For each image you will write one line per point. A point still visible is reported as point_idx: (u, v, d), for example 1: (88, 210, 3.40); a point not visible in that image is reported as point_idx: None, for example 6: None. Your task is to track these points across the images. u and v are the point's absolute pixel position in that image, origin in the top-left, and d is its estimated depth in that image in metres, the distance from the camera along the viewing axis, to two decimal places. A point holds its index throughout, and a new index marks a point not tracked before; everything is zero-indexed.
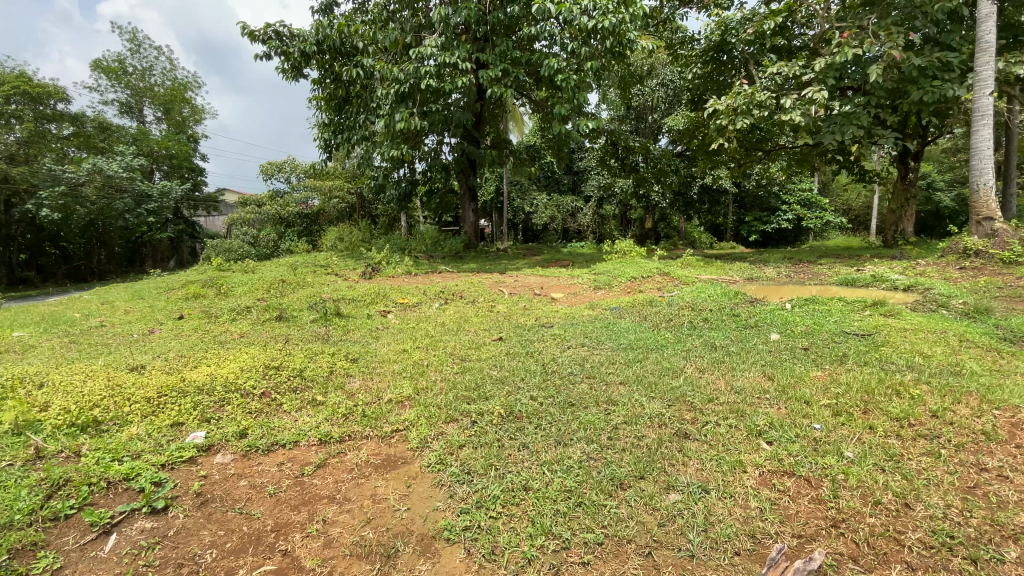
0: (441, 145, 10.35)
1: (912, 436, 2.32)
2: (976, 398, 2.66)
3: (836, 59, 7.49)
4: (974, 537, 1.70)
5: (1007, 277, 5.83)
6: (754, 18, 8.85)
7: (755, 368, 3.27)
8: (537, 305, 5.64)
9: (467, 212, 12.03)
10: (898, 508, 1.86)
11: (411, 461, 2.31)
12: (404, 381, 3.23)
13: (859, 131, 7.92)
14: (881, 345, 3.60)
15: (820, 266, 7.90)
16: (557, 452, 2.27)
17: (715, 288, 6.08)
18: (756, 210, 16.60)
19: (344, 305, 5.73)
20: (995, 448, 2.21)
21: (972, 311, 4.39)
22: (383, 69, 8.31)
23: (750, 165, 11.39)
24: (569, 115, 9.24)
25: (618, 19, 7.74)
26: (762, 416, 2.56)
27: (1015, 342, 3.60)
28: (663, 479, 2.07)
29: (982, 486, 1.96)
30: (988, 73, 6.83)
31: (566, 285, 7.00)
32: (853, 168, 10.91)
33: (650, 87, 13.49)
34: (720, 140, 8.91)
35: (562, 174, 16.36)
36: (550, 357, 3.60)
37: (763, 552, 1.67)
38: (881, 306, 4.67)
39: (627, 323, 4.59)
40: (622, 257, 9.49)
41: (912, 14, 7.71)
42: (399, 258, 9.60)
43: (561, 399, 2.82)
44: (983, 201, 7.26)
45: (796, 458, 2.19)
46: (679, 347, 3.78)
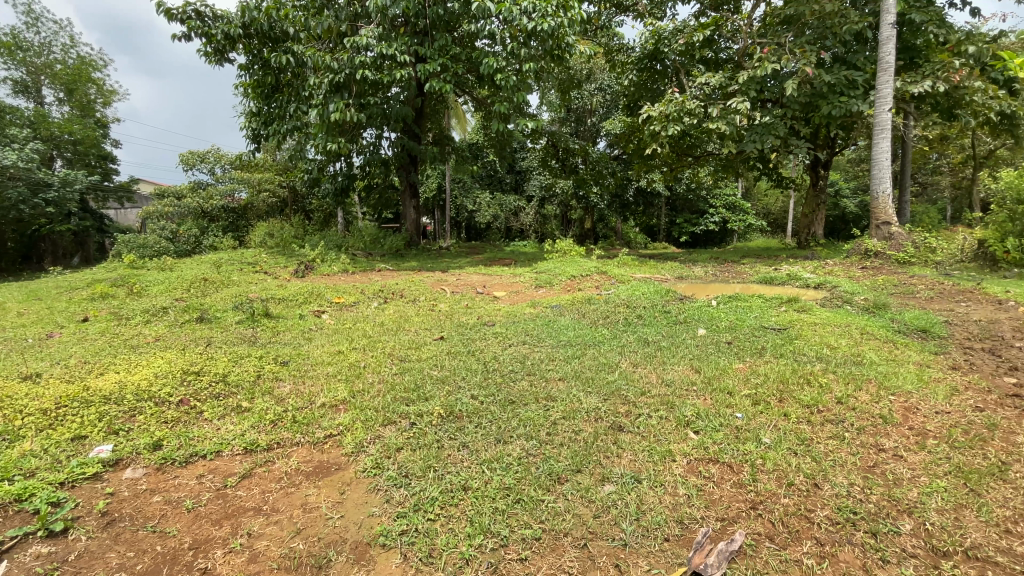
0: (380, 139, 10.06)
1: (820, 422, 2.54)
2: (874, 384, 2.97)
3: (758, 72, 8.12)
4: (874, 512, 1.88)
5: (900, 276, 6.52)
6: (685, 30, 9.33)
7: (684, 361, 3.45)
8: (479, 304, 5.57)
9: (407, 208, 11.80)
10: (808, 488, 2.02)
11: (345, 466, 2.23)
12: (338, 384, 3.10)
13: (777, 141, 8.57)
14: (795, 338, 3.91)
15: (742, 266, 8.44)
16: (496, 450, 2.27)
17: (649, 286, 6.32)
18: (686, 213, 17.48)
19: (274, 305, 5.42)
20: (891, 430, 2.46)
21: (872, 306, 4.87)
22: (316, 57, 7.95)
23: (681, 170, 11.95)
24: (509, 113, 9.28)
25: (557, 22, 7.88)
26: (690, 407, 2.70)
27: (907, 334, 4.03)
28: (598, 471, 2.12)
29: (880, 465, 2.18)
30: (887, 92, 7.58)
31: (509, 284, 7.01)
32: (772, 175, 11.71)
33: (589, 91, 13.77)
34: (653, 145, 9.26)
35: (505, 173, 16.44)
36: (491, 355, 3.58)
37: (690, 536, 1.77)
38: (796, 303, 5.07)
39: (568, 320, 4.65)
40: (563, 256, 9.57)
41: (823, 34, 8.44)
42: (335, 255, 9.18)
43: (502, 397, 2.82)
44: (881, 207, 7.99)
45: (719, 446, 2.32)
46: (615, 343, 3.91)
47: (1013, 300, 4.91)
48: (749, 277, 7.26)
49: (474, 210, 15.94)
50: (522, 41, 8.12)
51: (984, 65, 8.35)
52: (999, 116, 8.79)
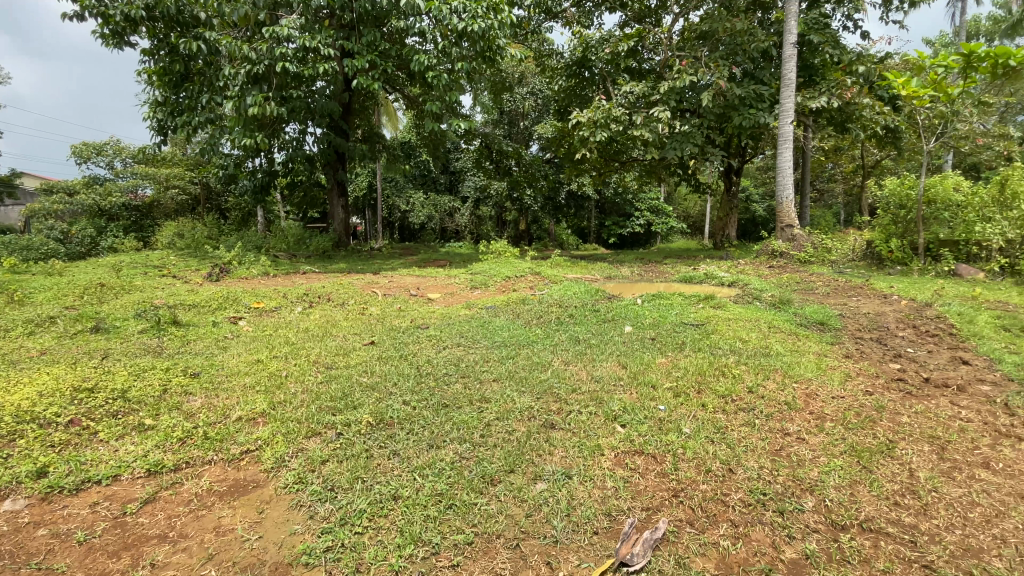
0: (304, 134, 9.57)
1: (734, 410, 2.73)
2: (780, 373, 3.25)
3: (677, 83, 8.66)
4: (781, 492, 2.05)
5: (801, 274, 7.18)
6: (610, 39, 9.71)
7: (612, 358, 3.57)
8: (412, 307, 5.46)
9: (334, 207, 11.32)
10: (724, 473, 2.17)
11: (264, 483, 2.09)
12: (257, 396, 2.89)
13: (695, 149, 9.15)
14: (711, 333, 4.18)
15: (665, 266, 8.91)
16: (429, 455, 2.23)
17: (580, 286, 6.51)
18: (614, 215, 18.19)
19: (183, 312, 4.99)
20: (795, 416, 2.70)
21: (777, 302, 5.32)
22: (230, 46, 7.42)
23: (609, 174, 12.42)
24: (441, 113, 9.18)
25: (487, 24, 7.89)
26: (618, 402, 2.80)
27: (808, 326, 4.45)
28: (531, 470, 2.14)
29: (786, 448, 2.38)
30: (790, 106, 8.29)
31: (442, 285, 6.93)
32: (691, 180, 12.47)
33: (520, 94, 13.92)
34: (583, 150, 9.53)
35: (438, 174, 16.25)
36: (424, 359, 3.52)
37: (617, 527, 1.83)
38: (712, 300, 5.43)
39: (502, 321, 4.68)
40: (497, 258, 9.60)
41: (734, 51, 9.12)
42: (254, 257, 8.62)
43: (435, 401, 2.78)
44: (785, 211, 8.74)
45: (644, 438, 2.43)
46: (548, 342, 3.97)
47: (895, 294, 5.55)
48: (671, 276, 7.69)
49: (407, 210, 15.62)
50: (453, 40, 8.07)
51: (871, 85, 9.34)
52: (881, 132, 9.91)
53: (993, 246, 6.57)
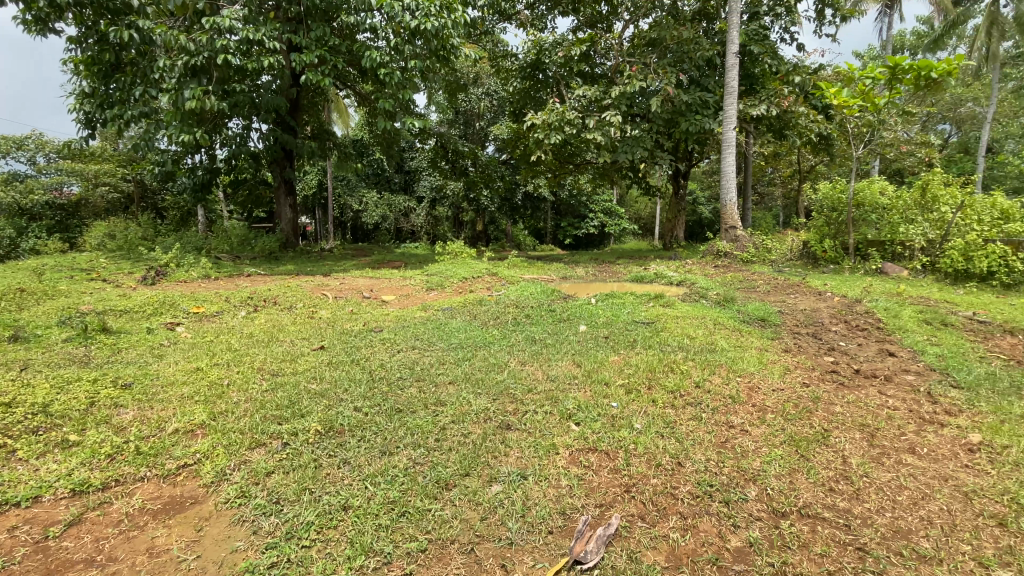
0: (249, 130, 9.15)
1: (682, 405, 2.83)
2: (725, 368, 3.39)
3: (628, 89, 8.89)
4: (726, 482, 2.14)
5: (744, 273, 7.52)
6: (563, 43, 9.85)
7: (567, 357, 3.62)
8: (364, 310, 5.33)
9: (282, 207, 10.89)
10: (673, 467, 2.23)
11: (203, 499, 1.98)
12: (196, 406, 2.73)
13: (645, 153, 9.43)
14: (661, 330, 4.31)
15: (619, 266, 9.12)
16: (381, 462, 2.18)
17: (536, 286, 6.56)
18: (569, 217, 18.46)
19: (113, 318, 4.64)
20: (739, 408, 2.83)
21: (722, 300, 5.56)
22: (166, 35, 6.98)
23: (564, 176, 12.60)
24: (394, 111, 9.00)
25: (441, 23, 7.81)
26: (572, 400, 2.83)
27: (751, 323, 4.67)
28: (486, 473, 2.13)
29: (731, 440, 2.48)
30: (732, 113, 8.68)
31: (396, 287, 6.80)
32: (643, 183, 12.84)
33: (476, 94, 13.86)
34: (538, 151, 9.61)
35: (392, 173, 15.95)
36: (377, 363, 3.44)
37: (571, 526, 1.85)
38: (661, 298, 5.60)
39: (458, 322, 4.64)
40: (453, 258, 9.51)
41: (681, 58, 9.46)
42: (194, 259, 8.15)
43: (388, 406, 2.72)
44: (729, 213, 9.15)
45: (598, 435, 2.47)
46: (504, 343, 3.97)
47: (829, 291, 5.92)
48: (624, 276, 7.88)
49: (360, 210, 15.24)
50: (406, 38, 7.92)
51: (807, 93, 9.80)
52: (815, 139, 10.56)
53: (913, 246, 7.12)
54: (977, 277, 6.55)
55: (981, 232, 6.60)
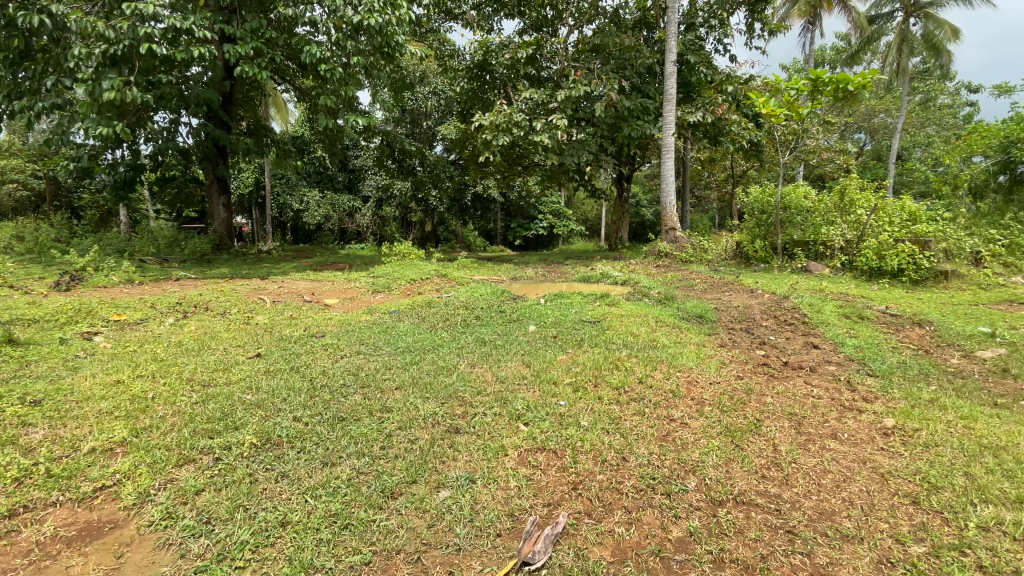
0: (177, 125, 8.57)
1: (627, 401, 2.91)
2: (666, 364, 3.52)
3: (573, 93, 9.07)
4: (668, 475, 2.22)
5: (684, 272, 7.86)
6: (510, 45, 9.92)
7: (516, 357, 3.63)
8: (306, 314, 5.12)
9: (215, 206, 10.29)
10: (618, 462, 2.29)
11: (125, 522, 1.83)
12: (116, 422, 2.52)
13: (591, 155, 9.66)
14: (607, 329, 4.42)
15: (566, 267, 9.28)
16: (323, 474, 2.09)
17: (485, 287, 6.56)
18: (519, 218, 18.60)
19: (19, 328, 4.21)
20: (680, 402, 2.94)
21: (664, 298, 5.79)
22: (79, 20, 6.40)
23: (513, 177, 12.68)
24: (337, 108, 8.71)
25: (385, 19, 7.64)
26: (521, 401, 2.84)
27: (690, 320, 4.89)
28: (433, 479, 2.10)
29: (672, 434, 2.58)
30: (671, 119, 9.05)
31: (341, 290, 6.59)
32: (589, 185, 13.13)
33: (422, 93, 13.65)
34: (486, 152, 9.62)
35: (336, 172, 15.46)
36: (319, 370, 3.31)
37: (519, 527, 1.86)
38: (607, 297, 5.75)
39: (405, 326, 4.55)
40: (401, 260, 9.33)
41: (623, 65, 9.77)
42: (116, 263, 7.54)
43: (330, 415, 2.62)
44: (669, 215, 9.53)
45: (546, 434, 2.49)
46: (453, 345, 3.94)
47: (760, 288, 6.29)
48: (572, 276, 8.03)
49: (302, 210, 14.65)
50: (349, 33, 7.69)
51: (739, 103, 10.40)
52: (747, 146, 11.21)
53: (834, 246, 7.70)
54: (889, 274, 7.17)
55: (891, 232, 7.23)
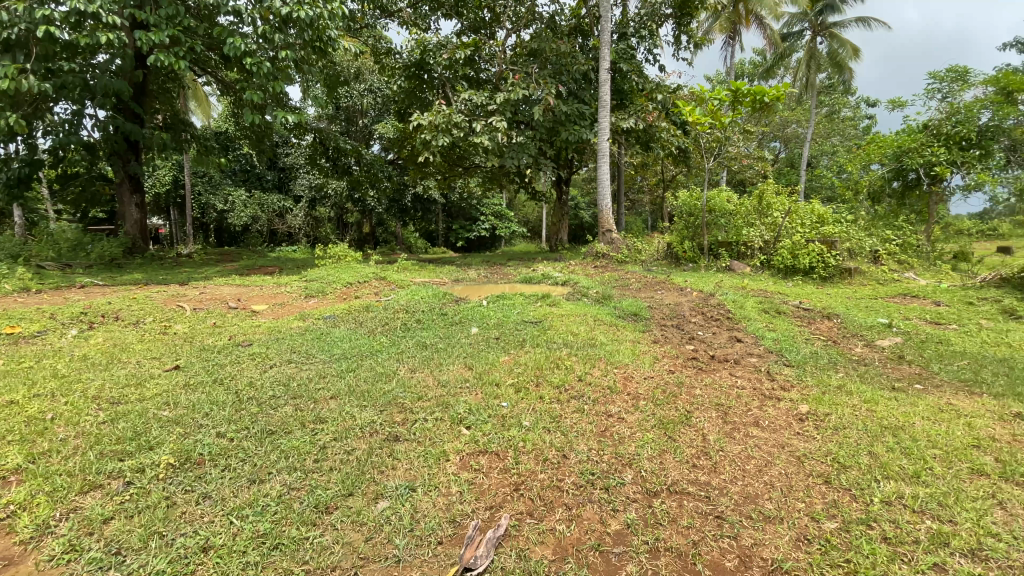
0: (80, 116, 7.79)
1: (567, 399, 2.97)
2: (605, 361, 3.63)
3: (511, 96, 9.15)
4: (606, 469, 2.28)
5: (621, 272, 8.15)
6: (447, 45, 9.86)
7: (458, 360, 3.60)
8: (231, 322, 4.80)
9: (127, 206, 9.44)
10: (559, 460, 2.33)
11: (17, 560, 1.63)
12: (6, 448, 2.24)
13: (530, 158, 9.79)
14: (548, 329, 4.49)
15: (508, 268, 9.34)
16: (251, 492, 1.97)
17: (426, 290, 6.46)
18: (460, 219, 18.51)
19: None
20: (617, 398, 3.04)
21: (602, 298, 5.96)
22: None
23: (453, 178, 12.60)
24: (266, 103, 8.26)
25: (316, 13, 7.35)
26: (463, 404, 2.82)
27: (626, 318, 5.06)
28: (371, 489, 2.03)
29: (611, 429, 2.66)
30: (606, 124, 9.35)
31: (270, 295, 6.24)
32: (529, 187, 13.29)
33: (358, 90, 13.27)
34: (425, 153, 9.48)
35: (265, 170, 14.64)
36: (246, 382, 3.11)
37: (461, 532, 1.84)
38: (548, 298, 5.84)
39: (342, 331, 4.39)
40: (336, 262, 8.99)
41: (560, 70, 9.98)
42: (6, 269, 6.71)
43: (258, 429, 2.47)
44: (606, 217, 9.83)
45: (488, 437, 2.49)
46: (393, 350, 3.84)
47: (689, 287, 6.64)
48: (513, 277, 8.09)
49: (227, 210, 13.75)
50: (277, 25, 7.31)
51: (668, 111, 10.94)
52: (677, 152, 11.80)
53: (755, 246, 8.28)
54: (802, 272, 7.80)
55: (804, 233, 7.87)
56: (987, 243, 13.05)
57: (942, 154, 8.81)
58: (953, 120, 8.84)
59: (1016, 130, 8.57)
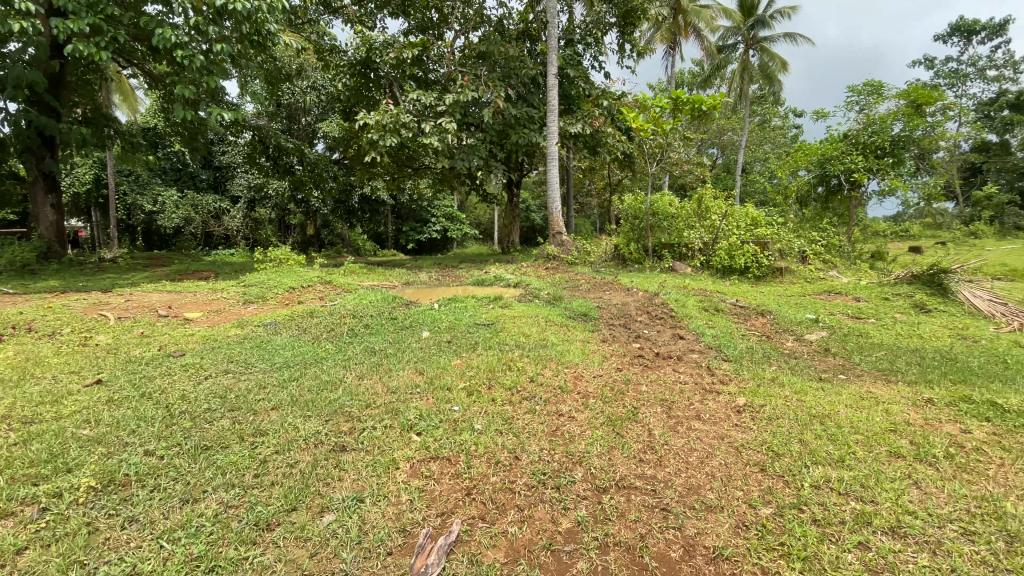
0: None
1: (519, 400, 2.99)
2: (556, 361, 3.68)
3: (461, 97, 9.12)
4: (557, 468, 2.31)
5: (571, 273, 8.29)
6: (394, 45, 9.69)
7: (408, 365, 3.53)
8: (162, 331, 4.48)
9: (40, 206, 8.64)
10: (511, 462, 2.34)
11: None
12: None
13: (480, 160, 9.78)
14: (500, 331, 4.49)
15: (459, 270, 9.29)
16: (184, 512, 1.86)
17: (375, 293, 6.31)
18: (410, 221, 18.22)
19: None
20: (568, 397, 3.09)
21: (552, 299, 6.04)
22: None
23: (402, 179, 12.40)
24: (199, 98, 7.80)
25: (254, 6, 7.03)
26: (413, 411, 2.77)
27: (576, 318, 5.16)
28: (316, 503, 1.96)
29: (561, 428, 2.69)
30: (554, 128, 9.49)
31: (205, 302, 5.88)
32: (480, 190, 13.28)
33: (300, 87, 12.81)
34: (372, 153, 9.26)
35: (199, 169, 13.82)
36: (178, 395, 2.91)
37: (411, 542, 1.80)
38: (500, 300, 5.85)
39: (284, 339, 4.20)
40: (278, 266, 8.61)
41: (509, 74, 10.05)
42: None
43: (191, 445, 2.33)
44: (556, 220, 9.97)
45: (439, 442, 2.46)
46: (340, 357, 3.72)
47: (636, 287, 6.86)
48: (465, 280, 8.04)
49: (156, 212, 12.86)
50: (212, 17, 6.93)
51: (613, 117, 11.26)
52: (622, 156, 12.18)
53: (695, 247, 8.66)
54: (738, 271, 8.22)
55: (739, 235, 8.32)
56: (899, 243, 14.30)
57: (860, 162, 9.57)
58: (869, 130, 9.61)
59: (922, 141, 9.44)
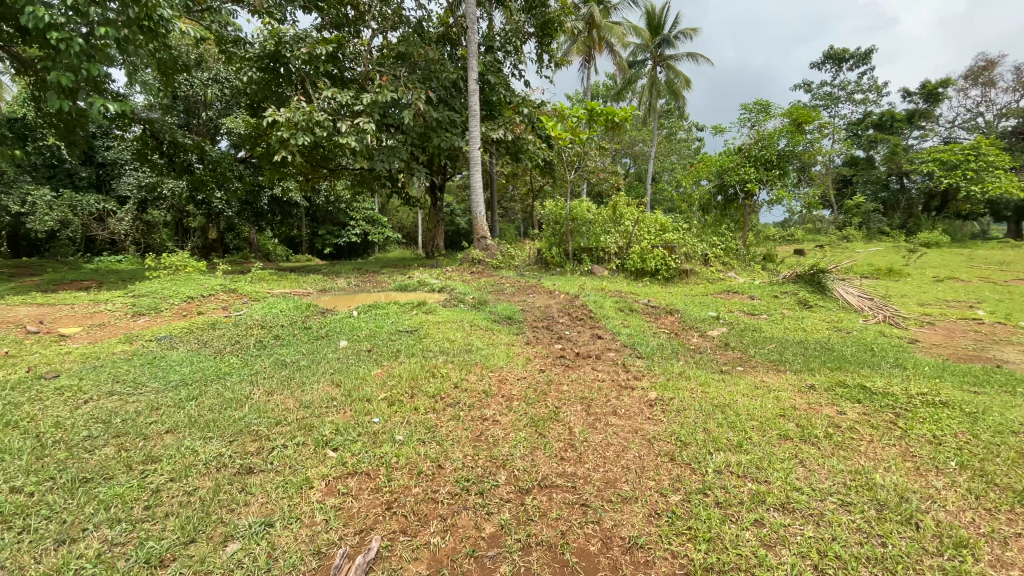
0: None
1: (443, 407, 2.95)
2: (480, 365, 3.70)
3: (379, 98, 8.89)
4: (480, 473, 2.32)
5: (495, 277, 8.37)
6: (306, 40, 9.24)
7: (324, 378, 3.37)
8: (29, 351, 3.91)
9: None
10: (433, 471, 2.31)
11: None
12: None
13: (401, 163, 9.59)
14: (423, 337, 4.42)
15: (381, 275, 9.02)
16: (59, 555, 1.64)
17: (287, 302, 5.95)
18: (327, 225, 17.40)
19: None
20: (491, 401, 3.11)
21: (476, 303, 6.06)
22: None
23: (317, 181, 11.81)
24: (78, 86, 6.94)
25: None
26: (329, 425, 2.65)
27: (500, 322, 5.21)
28: (219, 532, 1.81)
29: (484, 433, 2.71)
30: (476, 133, 9.53)
31: (84, 316, 5.21)
32: (401, 193, 13.00)
33: (199, 79, 11.81)
34: (282, 152, 8.73)
35: (77, 165, 12.25)
36: (51, 423, 2.56)
37: (327, 563, 1.72)
38: (424, 306, 5.77)
39: (182, 354, 3.84)
40: (175, 274, 7.84)
41: (429, 77, 9.96)
42: None
43: (67, 478, 2.05)
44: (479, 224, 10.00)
45: (358, 456, 2.37)
46: (246, 372, 3.46)
47: (558, 290, 7.07)
48: (386, 285, 7.83)
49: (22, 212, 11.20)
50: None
51: (533, 124, 11.54)
52: (543, 163, 12.50)
53: (612, 251, 9.09)
54: (649, 274, 8.71)
55: (649, 240, 8.84)
56: (786, 246, 15.99)
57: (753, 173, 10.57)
58: (760, 145, 10.55)
59: (803, 155, 10.52)
